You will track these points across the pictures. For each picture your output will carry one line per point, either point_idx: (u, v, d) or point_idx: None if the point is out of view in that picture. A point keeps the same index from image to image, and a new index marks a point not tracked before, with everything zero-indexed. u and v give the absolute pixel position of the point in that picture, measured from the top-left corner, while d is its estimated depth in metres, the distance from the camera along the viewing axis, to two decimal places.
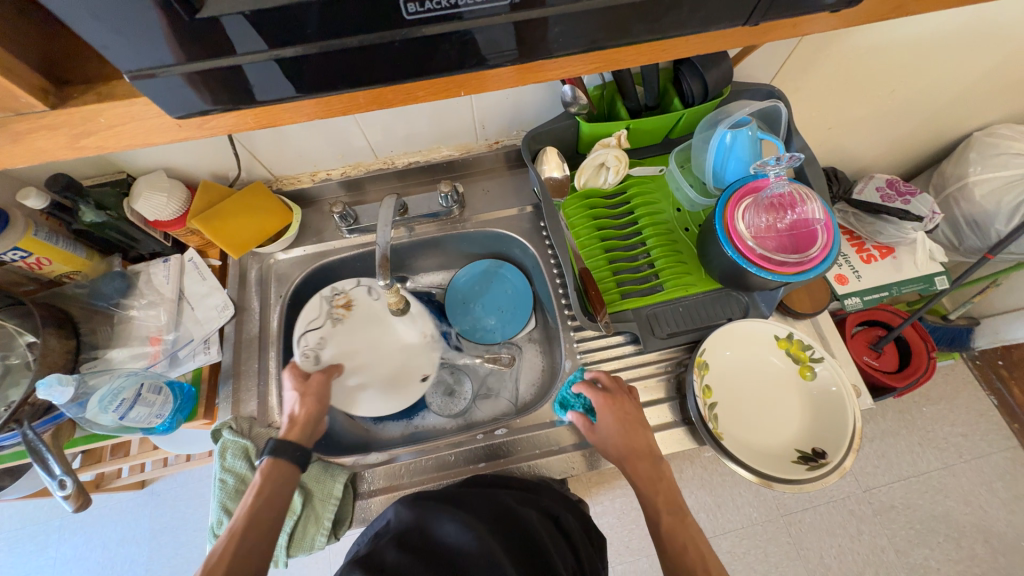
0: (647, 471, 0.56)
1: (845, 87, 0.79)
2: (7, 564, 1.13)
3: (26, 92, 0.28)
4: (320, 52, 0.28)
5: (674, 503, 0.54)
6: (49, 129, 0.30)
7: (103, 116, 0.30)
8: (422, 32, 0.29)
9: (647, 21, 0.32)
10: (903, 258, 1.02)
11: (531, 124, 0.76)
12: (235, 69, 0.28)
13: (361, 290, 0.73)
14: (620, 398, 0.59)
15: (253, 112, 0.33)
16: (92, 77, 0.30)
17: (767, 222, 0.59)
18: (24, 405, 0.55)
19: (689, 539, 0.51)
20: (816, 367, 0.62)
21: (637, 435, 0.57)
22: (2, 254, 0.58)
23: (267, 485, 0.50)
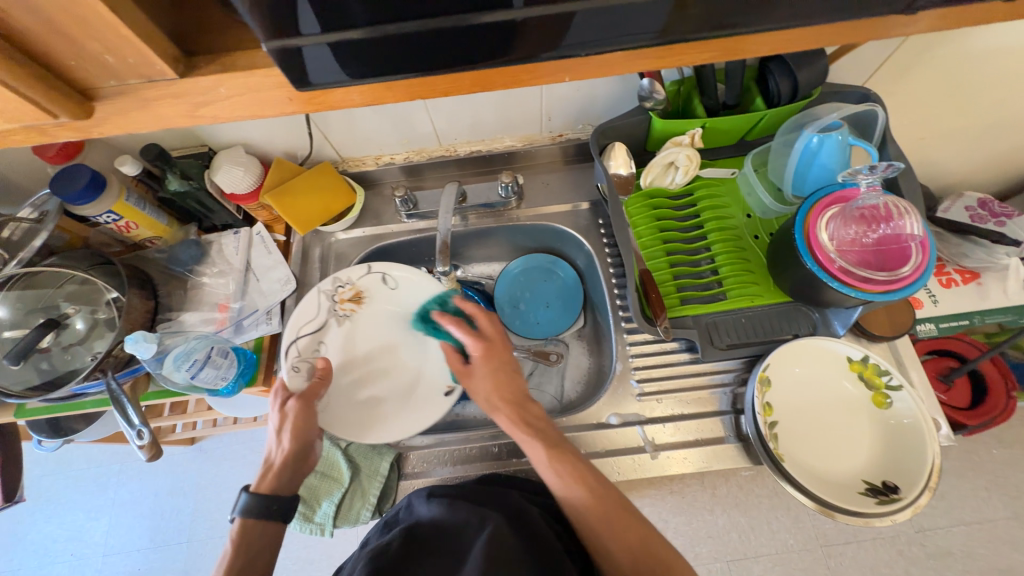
0: (514, 409, 0.55)
1: (950, 95, 0.72)
2: (72, 498, 1.24)
3: (161, 60, 0.29)
4: (392, 34, 0.28)
5: (546, 440, 0.53)
6: (172, 96, 0.31)
7: (223, 86, 0.31)
8: (499, 17, 0.29)
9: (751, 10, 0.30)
10: (989, 285, 0.92)
11: (598, 118, 0.74)
12: (320, 47, 0.28)
13: (376, 276, 0.67)
14: (496, 343, 0.59)
15: (360, 89, 0.33)
16: (215, 49, 0.32)
17: (853, 235, 0.54)
18: (109, 356, 0.59)
19: (559, 474, 0.51)
20: (894, 395, 0.57)
21: (508, 381, 0.57)
22: (97, 216, 0.63)
23: (238, 552, 0.48)
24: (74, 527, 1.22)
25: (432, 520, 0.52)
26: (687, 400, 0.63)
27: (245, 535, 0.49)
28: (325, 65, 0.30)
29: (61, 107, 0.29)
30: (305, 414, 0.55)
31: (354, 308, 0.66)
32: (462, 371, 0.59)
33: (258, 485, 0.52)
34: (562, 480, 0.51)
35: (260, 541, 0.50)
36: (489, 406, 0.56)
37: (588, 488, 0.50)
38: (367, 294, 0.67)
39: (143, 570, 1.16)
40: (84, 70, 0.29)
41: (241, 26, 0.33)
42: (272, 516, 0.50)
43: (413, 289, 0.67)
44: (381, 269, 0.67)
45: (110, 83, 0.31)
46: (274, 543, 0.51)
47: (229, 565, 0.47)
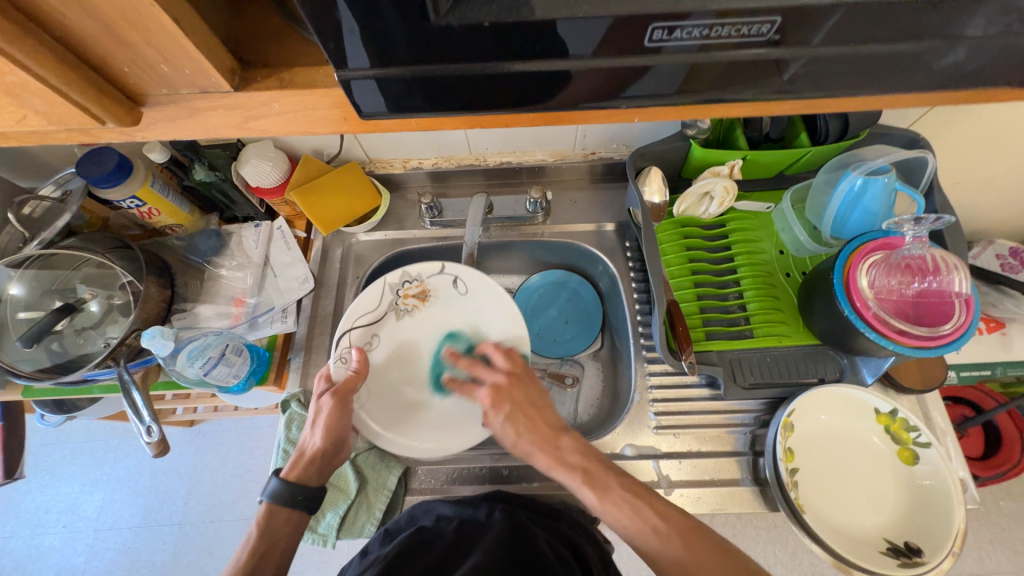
0: (547, 450, 0.53)
1: (1000, 147, 0.70)
2: (70, 470, 1.24)
3: (218, 72, 0.28)
4: (467, 74, 0.27)
5: (586, 476, 0.50)
6: (224, 108, 0.30)
7: (278, 102, 0.30)
8: (574, 64, 0.27)
9: (832, 76, 0.29)
10: (1014, 337, 0.88)
11: (634, 140, 0.73)
12: (390, 80, 0.27)
13: (444, 279, 0.66)
14: (518, 369, 0.59)
15: (417, 118, 0.32)
16: (272, 62, 0.31)
17: (895, 285, 0.52)
18: (123, 345, 0.58)
19: (615, 511, 0.48)
20: (922, 452, 0.56)
21: (530, 414, 0.55)
22: (122, 201, 0.62)
23: (262, 537, 0.49)
24: (68, 499, 1.21)
25: (433, 529, 0.52)
26: (704, 438, 0.62)
27: (268, 521, 0.50)
28: (390, 97, 0.28)
29: (108, 112, 0.29)
30: (340, 411, 0.55)
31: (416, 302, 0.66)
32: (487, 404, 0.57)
33: (290, 472, 0.53)
34: (617, 517, 0.48)
35: (283, 528, 0.50)
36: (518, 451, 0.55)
37: (649, 525, 0.46)
38: (433, 292, 0.66)
39: (132, 548, 1.16)
40: (137, 76, 0.28)
41: (300, 41, 0.32)
42: (297, 505, 0.51)
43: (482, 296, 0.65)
44: (451, 272, 0.66)
45: (161, 91, 0.30)
46: (295, 534, 0.51)
47: (252, 549, 0.48)
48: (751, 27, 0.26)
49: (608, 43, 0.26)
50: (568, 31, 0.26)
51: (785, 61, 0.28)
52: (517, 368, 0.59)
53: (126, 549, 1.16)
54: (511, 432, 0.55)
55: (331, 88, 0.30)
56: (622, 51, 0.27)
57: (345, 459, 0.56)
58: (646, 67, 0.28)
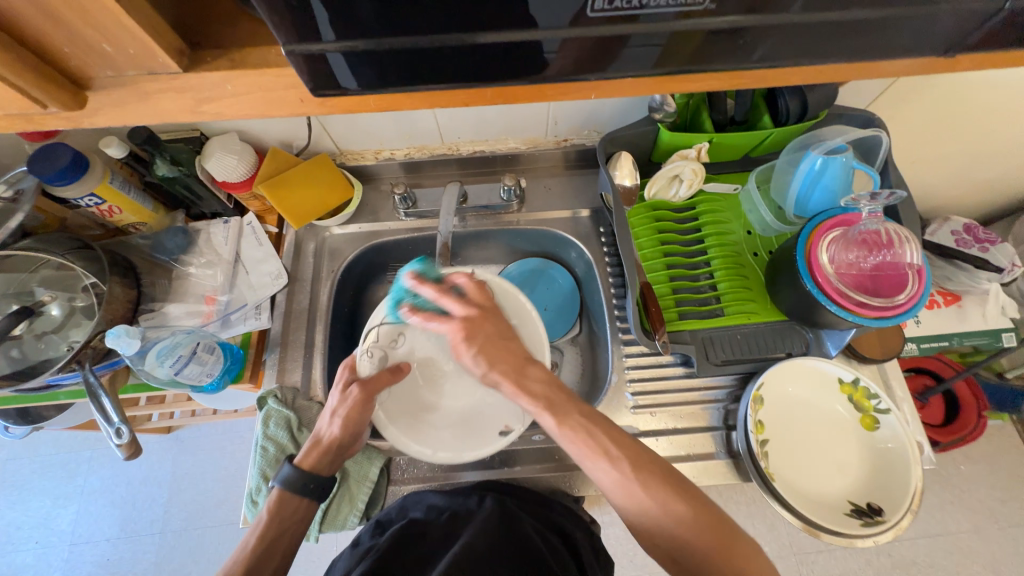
0: (513, 376, 0.52)
1: (951, 125, 0.73)
2: (40, 484, 1.19)
3: (165, 53, 0.28)
4: (423, 48, 0.27)
5: (548, 405, 0.49)
6: (175, 91, 0.30)
7: (230, 83, 0.30)
8: (524, 36, 0.28)
9: (775, 44, 0.30)
10: (969, 308, 0.93)
11: (605, 126, 0.73)
12: (345, 55, 0.27)
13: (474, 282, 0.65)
14: (483, 300, 0.57)
15: (376, 96, 0.31)
16: (223, 43, 0.30)
17: (853, 259, 0.54)
18: (88, 348, 0.56)
19: (572, 436, 0.47)
20: (882, 418, 0.59)
21: (499, 343, 0.54)
22: (79, 199, 0.60)
23: (271, 524, 0.49)
24: (40, 514, 1.17)
25: (424, 518, 0.53)
26: (679, 415, 0.64)
27: (277, 507, 0.51)
28: (348, 73, 0.28)
29: (51, 97, 0.28)
30: (362, 407, 0.56)
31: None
32: (455, 337, 0.55)
33: (305, 461, 0.54)
34: (574, 443, 0.47)
35: (292, 517, 0.51)
36: (489, 382, 0.55)
37: (602, 450, 0.46)
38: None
39: (112, 560, 1.12)
40: (80, 58, 0.27)
41: (253, 22, 0.31)
42: (308, 494, 0.52)
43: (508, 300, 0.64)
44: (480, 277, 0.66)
45: (107, 74, 0.29)
46: (304, 522, 0.52)
47: (261, 536, 0.48)
48: None
49: (560, 16, 0.27)
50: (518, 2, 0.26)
51: (736, 30, 0.28)
52: (484, 302, 0.57)
53: (105, 561, 1.12)
54: (476, 359, 0.54)
55: (286, 69, 0.29)
56: (573, 24, 0.27)
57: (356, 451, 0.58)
58: (598, 38, 0.28)
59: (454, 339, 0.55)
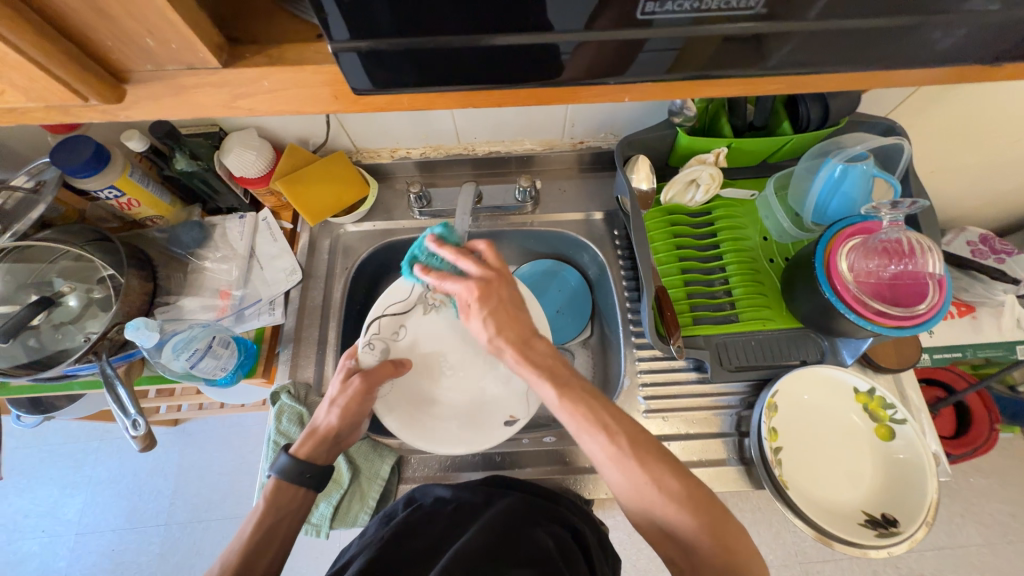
0: (518, 346, 0.50)
1: (972, 135, 0.72)
2: (49, 472, 1.20)
3: (206, 48, 0.28)
4: (457, 47, 0.27)
5: (551, 375, 0.48)
6: (212, 86, 0.30)
7: (267, 80, 0.30)
8: (558, 37, 0.28)
9: (808, 52, 0.30)
10: (984, 319, 0.90)
11: (622, 129, 0.73)
12: (382, 53, 0.27)
13: None
14: (502, 272, 0.52)
15: (409, 96, 0.32)
16: (261, 40, 0.31)
17: (873, 267, 0.54)
18: (105, 339, 0.57)
19: (571, 409, 0.46)
20: (897, 428, 0.58)
21: (512, 315, 0.51)
22: (99, 191, 0.60)
23: (267, 513, 0.50)
24: (48, 503, 1.18)
25: (431, 507, 0.53)
26: (691, 420, 0.63)
27: (274, 495, 0.51)
28: (386, 71, 0.29)
29: (91, 90, 0.28)
30: (362, 399, 0.56)
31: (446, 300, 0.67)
32: (469, 294, 0.51)
33: (302, 452, 0.54)
34: (573, 415, 0.46)
35: (289, 505, 0.51)
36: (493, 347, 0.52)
37: (600, 425, 0.45)
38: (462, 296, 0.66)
39: (117, 550, 1.13)
40: (121, 51, 0.28)
41: (290, 20, 0.32)
42: (303, 484, 0.52)
43: (513, 302, 0.65)
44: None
45: (145, 68, 0.29)
46: (300, 511, 0.52)
47: (257, 526, 0.49)
48: (736, 2, 0.26)
49: (597, 16, 0.27)
50: (557, 3, 0.26)
51: (770, 35, 0.28)
52: (504, 267, 0.53)
53: (111, 552, 1.13)
54: (484, 326, 0.51)
55: (323, 65, 0.30)
56: (612, 26, 0.27)
57: (351, 441, 0.58)
58: (628, 41, 0.28)
59: (471, 297, 0.51)
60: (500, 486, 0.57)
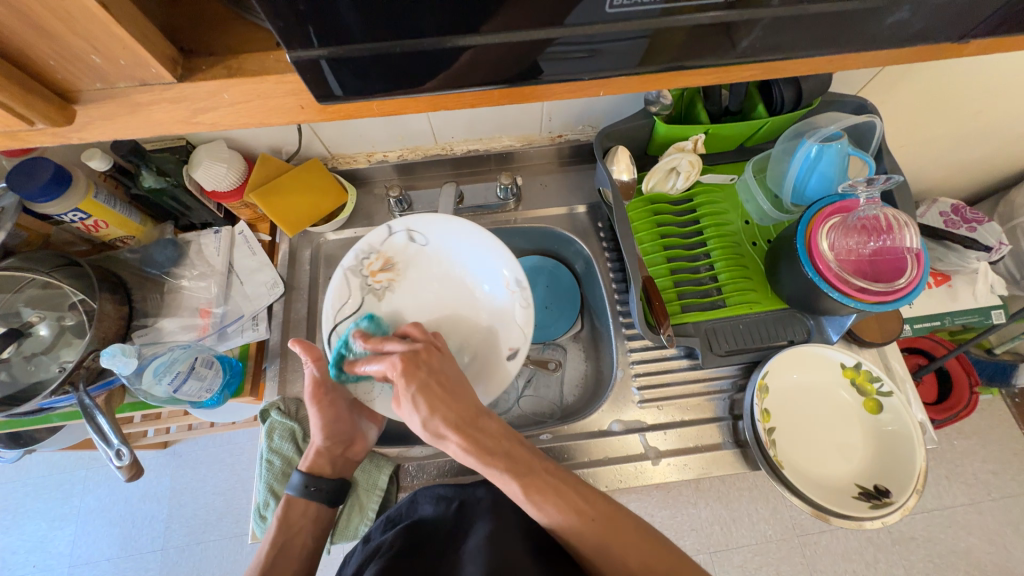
0: (465, 430, 0.48)
1: (940, 109, 0.73)
2: (35, 506, 1.17)
3: (157, 62, 0.27)
4: (428, 49, 0.27)
5: (509, 460, 0.48)
6: (168, 102, 0.28)
7: (228, 92, 0.29)
8: (529, 35, 0.27)
9: (783, 36, 0.30)
10: (959, 288, 0.93)
11: (599, 121, 0.73)
12: (349, 59, 0.26)
13: (403, 233, 0.63)
14: (427, 347, 0.53)
15: (379, 101, 0.30)
16: (219, 51, 0.29)
17: (853, 245, 0.55)
18: (81, 368, 0.55)
19: (540, 497, 0.47)
20: (884, 400, 0.59)
21: (451, 391, 0.50)
22: (62, 214, 0.58)
23: (280, 532, 0.53)
24: (36, 537, 1.14)
25: (434, 512, 0.52)
26: (684, 408, 0.64)
27: (289, 512, 0.55)
28: (351, 77, 0.28)
29: (39, 114, 0.27)
30: (328, 406, 0.58)
31: (386, 279, 0.62)
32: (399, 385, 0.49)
33: (310, 469, 0.57)
34: (545, 507, 0.47)
35: (299, 521, 0.55)
36: (431, 430, 0.49)
37: (574, 504, 0.47)
38: (397, 260, 0.63)
39: None
40: (66, 70, 0.26)
41: (249, 28, 0.31)
42: (312, 497, 0.55)
43: (444, 246, 0.63)
44: (402, 227, 0.63)
45: (95, 86, 0.28)
46: (314, 524, 0.56)
47: (272, 543, 0.53)
48: None
49: (563, 14, 0.26)
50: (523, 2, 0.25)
51: (737, 24, 0.28)
52: (427, 341, 0.54)
53: None
54: (426, 411, 0.48)
55: (285, 74, 0.28)
56: (579, 21, 0.27)
57: (357, 448, 0.60)
58: (599, 36, 0.28)
59: (402, 391, 0.49)
60: None
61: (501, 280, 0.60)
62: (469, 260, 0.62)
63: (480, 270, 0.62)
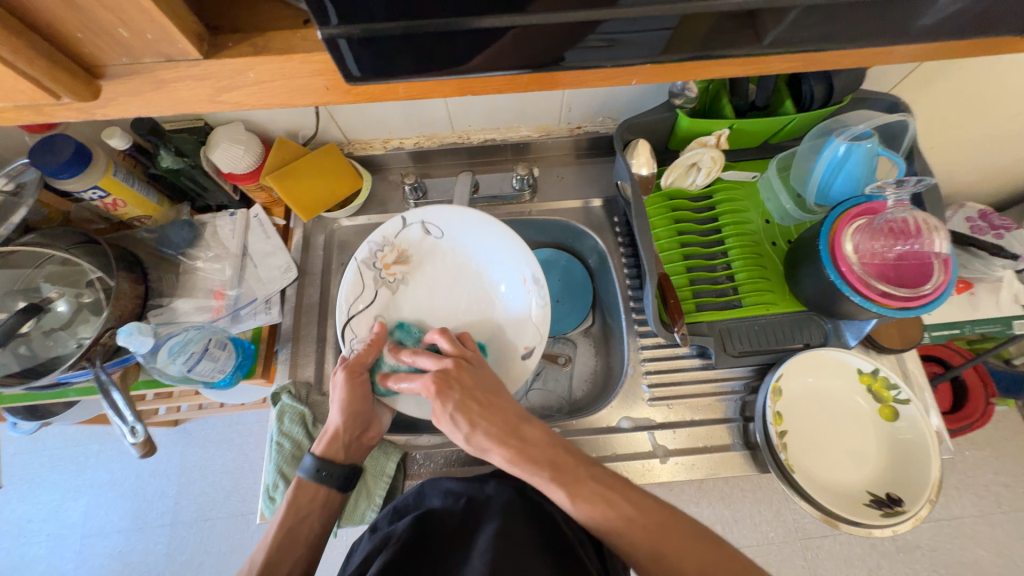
0: (508, 441, 0.49)
1: (974, 110, 0.71)
2: (50, 476, 1.20)
3: (183, 37, 0.26)
4: (459, 29, 0.26)
5: (553, 470, 0.47)
6: (194, 79, 0.28)
7: (253, 71, 0.28)
8: (559, 17, 0.26)
9: (817, 27, 0.29)
10: (982, 296, 0.91)
11: (620, 113, 0.71)
12: (374, 39, 0.26)
13: (420, 226, 0.62)
14: (462, 359, 0.54)
15: (404, 84, 0.30)
16: (244, 27, 0.29)
17: (878, 248, 0.53)
18: (98, 345, 0.56)
19: (586, 508, 0.45)
20: (902, 408, 0.58)
21: (490, 403, 0.51)
22: (82, 191, 0.58)
23: (287, 516, 0.53)
24: (51, 507, 1.18)
25: (442, 505, 0.52)
26: (694, 407, 0.63)
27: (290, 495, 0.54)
28: (380, 57, 0.27)
29: (64, 87, 0.26)
30: (352, 386, 0.55)
31: (400, 271, 0.62)
32: (437, 404, 0.51)
33: (325, 453, 0.55)
34: (590, 512, 0.45)
35: (309, 505, 0.54)
36: (474, 445, 0.51)
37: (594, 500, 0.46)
38: (412, 252, 0.62)
39: (124, 551, 1.13)
40: (93, 43, 0.26)
41: (275, 6, 0.30)
42: (322, 481, 0.55)
43: (462, 240, 0.62)
44: (418, 220, 0.62)
45: (121, 61, 0.27)
46: (322, 510, 0.55)
47: (280, 526, 0.52)
48: None
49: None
50: None
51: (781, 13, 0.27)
52: (461, 352, 0.55)
53: (118, 553, 1.13)
54: (464, 424, 0.50)
55: (311, 53, 0.28)
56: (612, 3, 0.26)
57: (370, 435, 0.58)
58: (631, 20, 0.27)
59: (443, 409, 0.51)
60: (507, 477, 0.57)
61: (517, 278, 0.60)
62: (484, 253, 0.62)
63: (497, 265, 0.62)
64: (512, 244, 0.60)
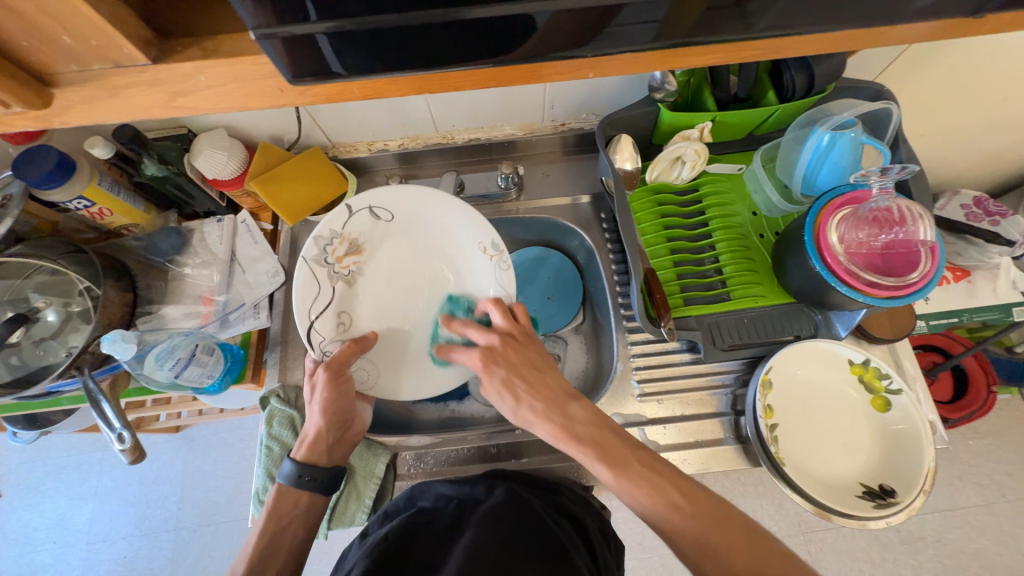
0: (556, 415, 0.50)
1: (961, 94, 0.70)
2: (55, 484, 1.21)
3: (129, 43, 0.27)
4: (418, 24, 0.26)
5: (598, 450, 0.46)
6: (148, 85, 0.28)
7: (204, 75, 0.28)
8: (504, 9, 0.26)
9: (788, 16, 0.29)
10: (979, 284, 0.90)
11: (603, 109, 0.71)
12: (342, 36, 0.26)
13: (368, 211, 0.58)
14: (521, 329, 0.57)
15: (360, 83, 0.30)
16: (195, 32, 0.29)
17: (863, 237, 0.52)
18: (86, 353, 0.56)
19: (630, 489, 0.43)
20: (894, 398, 0.58)
21: (544, 380, 0.53)
22: (68, 201, 0.58)
23: (270, 521, 0.51)
24: (57, 515, 1.19)
25: (432, 507, 0.52)
26: (684, 402, 0.63)
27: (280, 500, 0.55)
28: (343, 55, 0.27)
29: (16, 96, 0.27)
30: (334, 386, 0.55)
31: (353, 262, 0.58)
32: (488, 380, 0.54)
33: (306, 457, 0.54)
34: (635, 494, 0.43)
35: (292, 510, 0.53)
36: (521, 418, 0.52)
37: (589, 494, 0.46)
38: (362, 240, 0.59)
39: (129, 557, 1.14)
40: (42, 53, 0.26)
41: (226, 11, 0.31)
42: (304, 487, 0.53)
43: (411, 220, 0.60)
44: (363, 206, 0.58)
45: (71, 68, 0.28)
46: (308, 513, 0.54)
47: (260, 535, 0.50)
48: None
49: None
50: None
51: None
52: (513, 329, 0.57)
53: (123, 559, 1.14)
54: (507, 399, 0.53)
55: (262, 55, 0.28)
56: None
57: (350, 434, 0.58)
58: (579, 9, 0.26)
59: (488, 378, 0.54)
60: (501, 479, 0.57)
61: (479, 248, 0.61)
62: (440, 228, 0.61)
63: (454, 239, 0.61)
64: (467, 216, 0.60)
